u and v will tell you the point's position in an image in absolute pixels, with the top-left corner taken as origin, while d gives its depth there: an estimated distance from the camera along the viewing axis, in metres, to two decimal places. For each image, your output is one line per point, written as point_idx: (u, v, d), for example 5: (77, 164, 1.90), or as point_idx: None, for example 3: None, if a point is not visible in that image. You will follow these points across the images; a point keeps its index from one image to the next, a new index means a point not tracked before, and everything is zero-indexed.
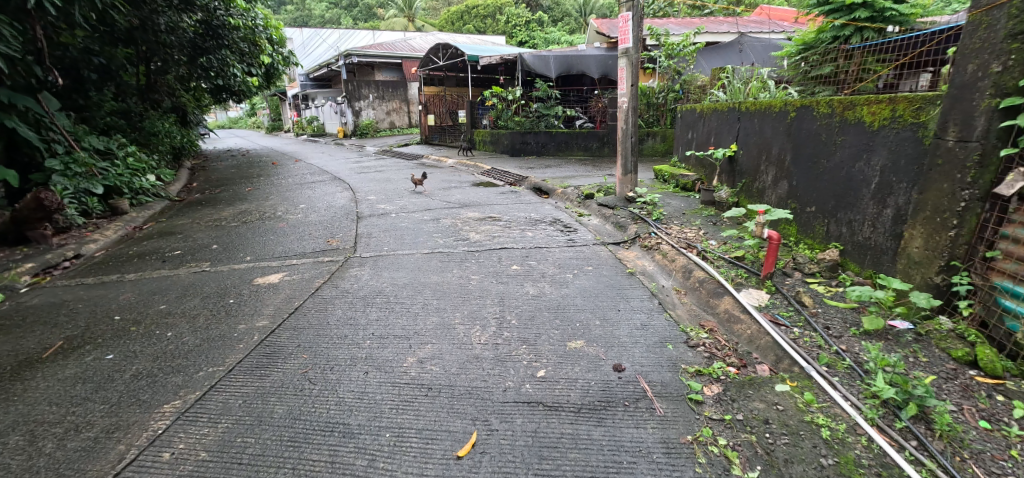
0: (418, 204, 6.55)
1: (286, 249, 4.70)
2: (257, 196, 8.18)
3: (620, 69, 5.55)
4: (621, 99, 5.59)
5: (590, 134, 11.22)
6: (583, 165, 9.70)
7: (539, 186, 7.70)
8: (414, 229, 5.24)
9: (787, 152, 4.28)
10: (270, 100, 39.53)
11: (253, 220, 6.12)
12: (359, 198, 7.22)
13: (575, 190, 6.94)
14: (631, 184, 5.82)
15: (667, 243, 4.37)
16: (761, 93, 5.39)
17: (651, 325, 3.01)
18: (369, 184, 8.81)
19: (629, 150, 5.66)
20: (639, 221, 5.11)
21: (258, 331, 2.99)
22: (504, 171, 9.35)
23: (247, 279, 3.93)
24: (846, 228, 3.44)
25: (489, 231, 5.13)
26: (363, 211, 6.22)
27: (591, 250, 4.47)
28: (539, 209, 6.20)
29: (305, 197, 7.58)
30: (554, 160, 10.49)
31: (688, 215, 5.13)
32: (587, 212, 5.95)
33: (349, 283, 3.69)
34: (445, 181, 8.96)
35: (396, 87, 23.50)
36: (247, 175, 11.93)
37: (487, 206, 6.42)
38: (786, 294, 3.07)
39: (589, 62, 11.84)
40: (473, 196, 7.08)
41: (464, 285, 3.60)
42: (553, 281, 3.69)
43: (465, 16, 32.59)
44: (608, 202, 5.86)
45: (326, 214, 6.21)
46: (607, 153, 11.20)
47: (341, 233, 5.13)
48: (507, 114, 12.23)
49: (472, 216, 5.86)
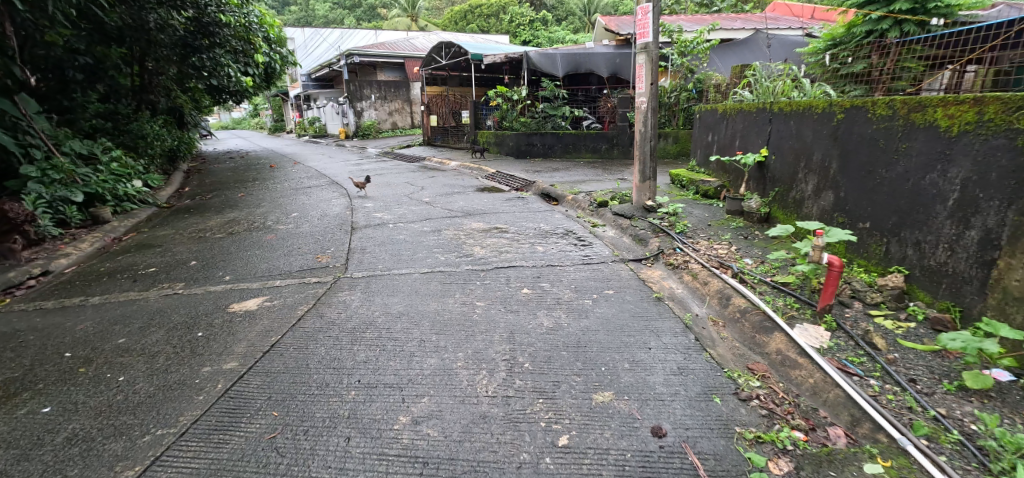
0: (418, 214, 6.06)
1: (269, 267, 4.22)
2: (249, 202, 7.73)
3: (637, 67, 5.05)
4: (639, 99, 5.09)
5: (599, 135, 10.74)
6: (593, 168, 9.21)
7: (548, 192, 7.21)
8: (413, 242, 4.76)
9: (832, 160, 3.81)
10: (272, 100, 39.14)
11: (240, 231, 5.66)
12: (355, 205, 6.76)
13: (587, 196, 6.45)
14: (650, 192, 5.33)
15: (697, 261, 3.87)
16: (794, 93, 4.92)
17: (689, 369, 2.52)
18: (367, 189, 8.34)
19: (648, 155, 5.17)
20: (662, 233, 4.62)
21: (223, 377, 2.53)
22: (510, 174, 8.87)
23: (221, 305, 3.47)
24: (911, 249, 2.96)
25: (494, 245, 4.65)
26: (358, 221, 5.75)
27: (610, 268, 3.99)
28: (549, 218, 5.71)
29: (298, 204, 7.12)
30: (562, 163, 10.00)
31: (715, 228, 4.64)
32: (601, 222, 5.45)
33: (336, 310, 3.22)
34: (447, 185, 8.49)
35: (398, 87, 23.05)
36: (243, 178, 11.48)
37: (492, 215, 5.93)
38: (850, 332, 2.59)
39: (598, 60, 11.34)
40: (477, 204, 6.61)
41: (467, 313, 3.13)
42: (570, 309, 3.21)
43: (469, 16, 32.12)
44: (624, 211, 5.37)
45: (318, 224, 5.74)
46: (617, 155, 10.72)
47: (332, 248, 4.66)
48: (513, 114, 11.75)
49: (476, 227, 5.38)
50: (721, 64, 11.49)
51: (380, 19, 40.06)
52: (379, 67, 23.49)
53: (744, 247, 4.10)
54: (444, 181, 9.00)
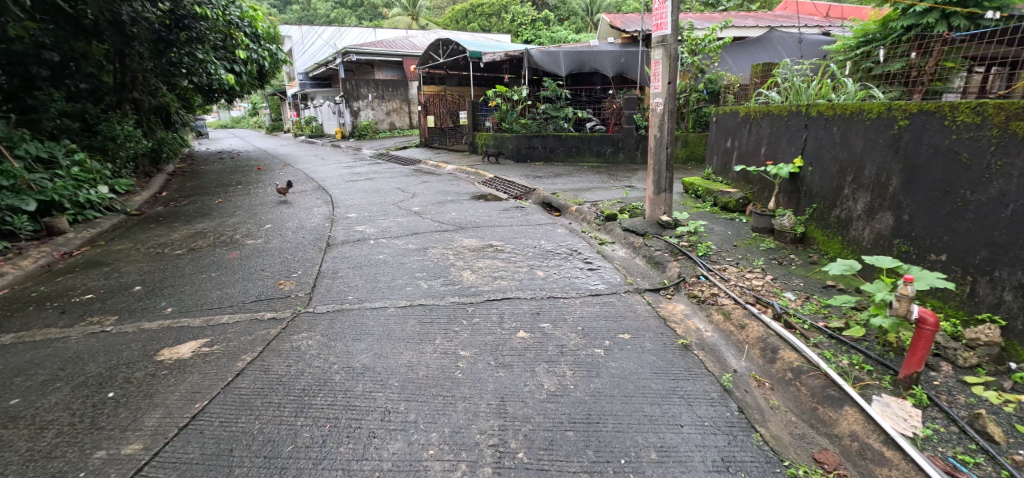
0: (405, 227, 5.43)
1: (223, 296, 3.59)
2: (224, 210, 7.09)
3: (653, 63, 4.42)
4: (654, 100, 4.45)
5: (604, 138, 10.13)
6: (598, 174, 8.58)
7: (549, 201, 6.59)
8: (393, 264, 4.13)
9: (891, 175, 3.23)
10: (269, 99, 38.51)
11: (202, 247, 5.01)
12: (337, 216, 6.14)
13: (594, 207, 5.80)
14: (664, 205, 4.70)
15: (729, 295, 3.24)
16: (830, 96, 4.35)
17: (737, 463, 1.92)
18: (353, 197, 7.70)
19: (665, 163, 4.54)
20: (682, 255, 3.99)
21: (116, 471, 1.92)
22: (509, 181, 8.25)
23: (149, 351, 2.84)
24: (1011, 295, 2.39)
25: (487, 267, 4.00)
26: (336, 236, 5.11)
27: (624, 301, 3.35)
28: (552, 234, 5.07)
29: (275, 214, 6.49)
30: (565, 168, 9.36)
31: (743, 251, 4.02)
32: (610, 239, 4.83)
33: (285, 360, 2.60)
34: (441, 192, 7.85)
35: (396, 86, 22.41)
36: (227, 182, 10.84)
37: (487, 229, 5.29)
38: (949, 412, 2.02)
39: (603, 59, 10.72)
40: (471, 215, 5.98)
41: (447, 367, 2.52)
42: (578, 363, 2.58)
43: (470, 15, 31.48)
44: (636, 227, 4.74)
45: (292, 239, 5.12)
46: (622, 159, 10.14)
47: (299, 271, 4.02)
48: (513, 115, 11.08)
49: (467, 243, 4.74)
50: (733, 64, 10.87)
51: (379, 18, 39.40)
52: (378, 66, 22.98)
53: (782, 277, 3.49)
54: (438, 187, 8.36)
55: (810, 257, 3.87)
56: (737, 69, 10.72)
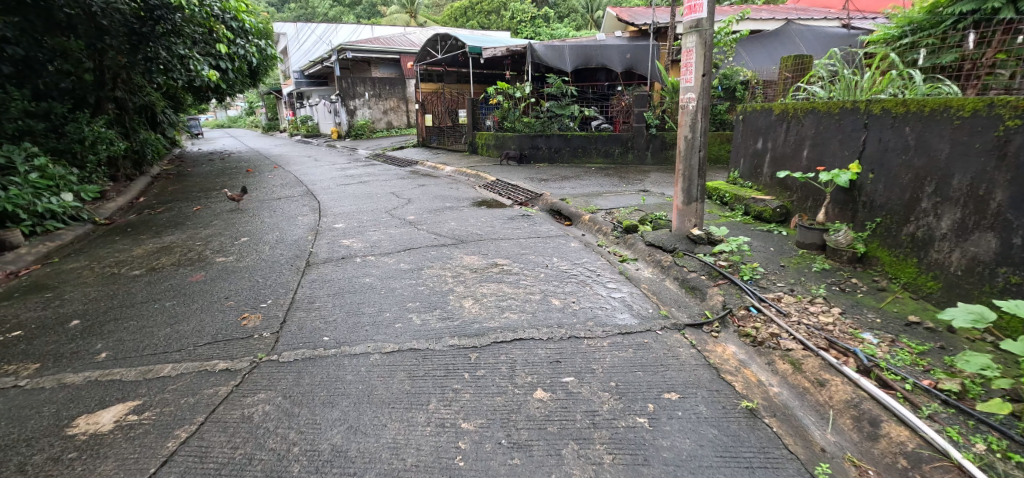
0: (398, 241, 4.79)
1: (171, 336, 2.96)
2: (200, 220, 6.45)
3: (684, 52, 3.77)
4: (685, 95, 3.81)
5: (612, 137, 9.50)
6: (608, 177, 7.95)
7: (559, 209, 5.95)
8: (380, 290, 3.50)
9: (994, 188, 2.63)
10: (265, 98, 37.85)
11: (164, 267, 4.39)
12: (324, 227, 5.50)
13: (609, 217, 5.17)
14: (695, 216, 4.07)
15: (793, 336, 2.62)
16: (891, 90, 3.73)
17: None
18: (343, 203, 7.07)
19: (697, 170, 3.91)
20: (724, 278, 3.37)
21: None
22: (512, 184, 7.63)
23: (62, 422, 2.23)
24: None
25: (492, 294, 3.37)
26: (319, 252, 4.48)
27: (660, 341, 2.73)
28: (564, 249, 4.44)
29: (255, 225, 5.86)
30: (571, 170, 8.74)
31: (794, 275, 3.40)
32: (632, 255, 4.20)
33: (231, 439, 2.00)
34: (439, 198, 7.21)
35: (393, 84, 21.72)
36: (212, 186, 10.22)
37: (490, 242, 4.66)
38: None
39: (611, 54, 10.06)
40: (472, 225, 5.34)
41: (444, 450, 1.91)
42: (615, 440, 1.97)
43: (469, 13, 30.78)
44: (661, 241, 4.11)
45: (267, 256, 4.50)
46: (632, 160, 9.52)
47: (269, 299, 3.40)
48: (515, 114, 10.44)
49: (469, 261, 4.11)
50: (749, 59, 10.24)
51: (377, 14, 38.65)
52: (374, 64, 22.35)
53: (851, 310, 2.86)
54: (435, 192, 7.73)
55: (876, 281, 3.25)
56: (752, 64, 10.12)
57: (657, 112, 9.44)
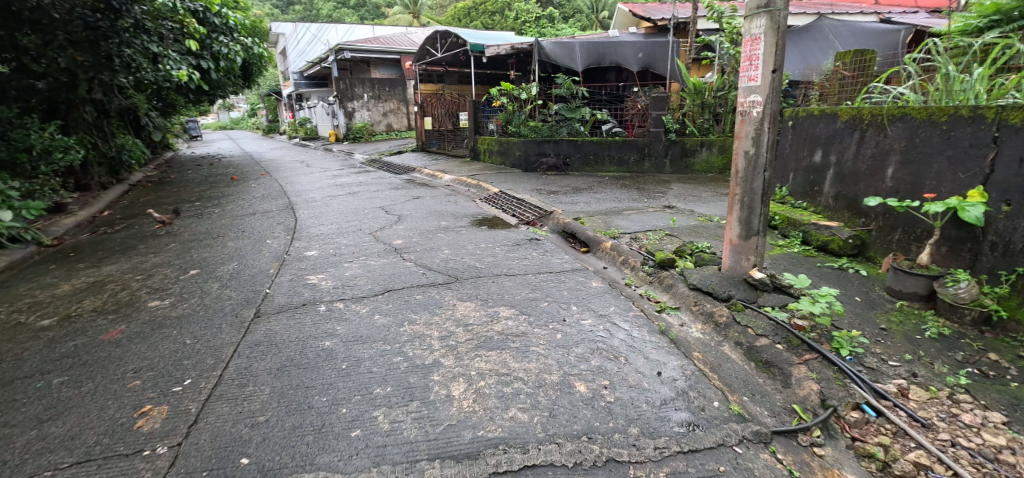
0: (375, 278, 3.90)
1: (26, 451, 2.11)
2: (156, 244, 5.60)
3: (748, 40, 2.83)
4: (748, 98, 2.86)
5: (627, 143, 8.56)
6: (625, 189, 7.03)
7: (571, 231, 5.03)
8: (339, 362, 2.61)
9: None
10: (266, 100, 37.13)
11: (81, 316, 3.54)
12: (293, 256, 4.63)
13: (636, 244, 4.24)
14: (754, 254, 3.11)
15: (951, 471, 1.78)
16: (1020, 93, 2.84)
17: None
18: (324, 221, 6.20)
19: (760, 194, 2.97)
20: (809, 350, 2.45)
21: None
22: (517, 198, 6.74)
23: None
24: None
25: (490, 371, 2.48)
26: (276, 295, 3.60)
27: (743, 470, 1.84)
28: (583, 291, 3.51)
29: (213, 252, 5.00)
30: (583, 180, 7.82)
31: (905, 344, 2.48)
32: (672, 302, 3.28)
33: None
34: (434, 214, 6.33)
35: (393, 85, 20.84)
36: (188, 197, 9.39)
37: (489, 280, 3.75)
38: None
39: (626, 51, 9.10)
40: (470, 254, 4.44)
41: None
42: None
43: (474, 13, 29.88)
44: (709, 285, 3.17)
45: (212, 300, 3.63)
46: (648, 168, 8.60)
47: (186, 378, 2.58)
48: (520, 117, 9.52)
49: (463, 310, 3.22)
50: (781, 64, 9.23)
51: (380, 14, 37.89)
52: (374, 65, 21.56)
53: (1017, 418, 1.96)
54: (429, 207, 6.83)
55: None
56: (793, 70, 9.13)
57: (675, 115, 8.61)
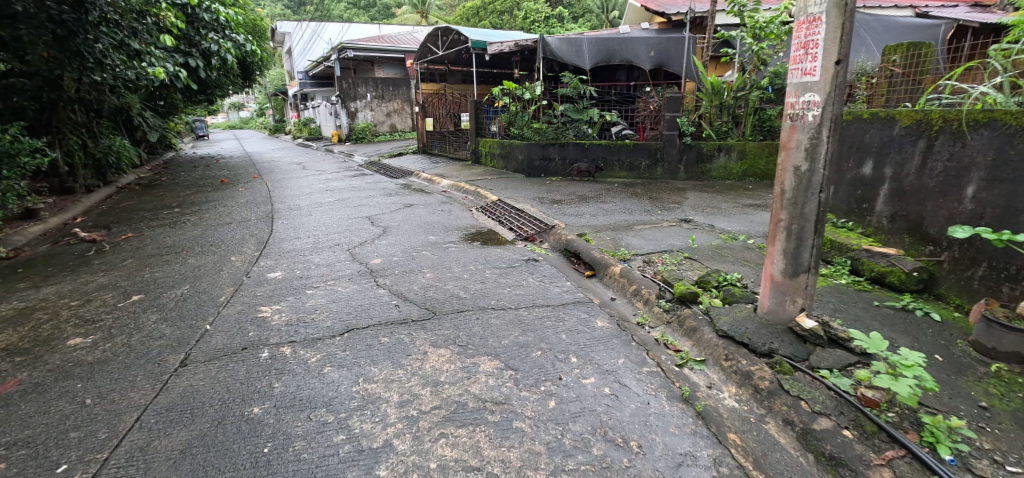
0: (338, 311, 3.29)
1: None
2: (111, 262, 5.08)
3: (800, 24, 2.18)
4: (800, 98, 2.21)
5: (638, 147, 7.89)
6: (636, 197, 6.37)
7: (574, 250, 4.38)
8: (263, 443, 2.00)
9: None
10: (271, 99, 36.76)
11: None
12: (254, 279, 4.05)
13: (650, 270, 3.59)
14: (802, 295, 2.44)
15: None
16: None
17: None
18: (302, 234, 5.62)
19: (813, 220, 2.30)
20: (890, 441, 1.84)
21: None
22: (516, 208, 6.11)
23: None
24: None
25: (456, 465, 1.86)
26: (216, 335, 3.01)
27: None
28: (584, 334, 2.86)
29: (166, 273, 4.44)
30: (590, 187, 7.17)
31: (1020, 434, 1.83)
32: (696, 352, 2.64)
33: None
34: (423, 226, 5.71)
35: (396, 85, 20.27)
36: (169, 204, 8.92)
37: (471, 316, 3.12)
38: None
39: (638, 47, 8.39)
40: (456, 278, 3.82)
41: None
42: None
43: (481, 13, 29.31)
44: (744, 333, 2.52)
45: (141, 338, 3.06)
46: (661, 175, 7.94)
47: (65, 460, 1.99)
48: (523, 118, 8.87)
49: (437, 359, 2.60)
50: None
51: (388, 14, 37.40)
52: (377, 64, 21.02)
53: None
54: (419, 217, 6.21)
55: None
56: None
57: (691, 117, 7.92)
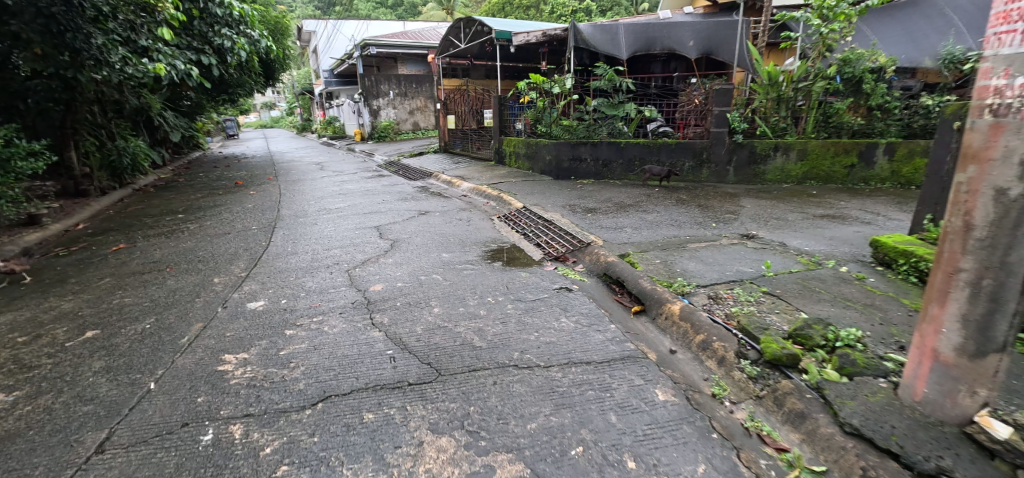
0: (317, 366, 2.58)
1: None
2: (86, 282, 4.64)
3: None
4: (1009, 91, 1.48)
5: (680, 146, 6.99)
6: (682, 206, 5.49)
7: (616, 276, 3.56)
8: None
9: None
10: (299, 98, 36.82)
11: None
12: (229, 313, 3.40)
13: (720, 311, 2.75)
14: (985, 387, 1.63)
15: None
16: None
17: None
18: (299, 248, 4.97)
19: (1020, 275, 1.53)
20: None
21: None
22: (544, 218, 5.32)
23: None
24: None
25: None
26: (157, 405, 2.37)
27: None
28: (640, 415, 2.07)
29: (137, 300, 3.92)
30: (626, 193, 6.33)
31: None
32: (811, 454, 1.83)
33: None
34: (437, 239, 4.98)
35: (419, 82, 19.62)
36: (176, 209, 8.49)
37: (484, 380, 2.36)
38: None
39: (682, 33, 7.38)
40: (468, 316, 3.06)
41: None
42: None
43: (507, 8, 28.47)
44: (888, 437, 1.71)
45: (67, 401, 2.51)
46: (706, 177, 7.01)
47: None
48: (551, 114, 8.05)
49: (437, 458, 1.88)
50: (881, 37, 7.73)
51: (416, 12, 37.04)
52: (401, 60, 20.46)
53: None
54: (434, 227, 5.49)
55: None
56: (892, 45, 7.68)
57: (743, 111, 6.88)
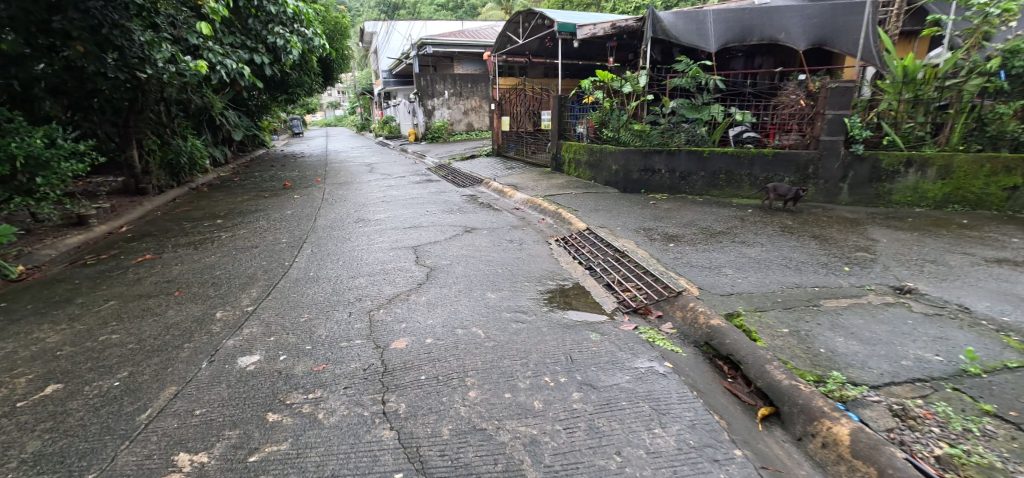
0: None
1: None
2: (90, 304, 4.11)
3: None
4: None
5: (780, 158, 5.78)
6: (792, 237, 4.34)
7: (724, 349, 2.53)
8: None
9: None
10: (359, 98, 37.28)
11: None
12: (208, 376, 2.63)
13: (926, 451, 1.73)
14: None
15: None
16: None
17: None
18: (322, 274, 4.23)
19: None
20: None
21: None
22: (615, 248, 4.31)
23: None
24: None
25: None
26: None
27: None
28: None
29: (124, 340, 3.26)
30: (713, 215, 5.23)
31: None
32: None
33: None
34: (483, 270, 4.08)
35: (475, 82, 18.94)
36: (218, 213, 8.10)
37: None
38: None
39: (786, 20, 6.13)
40: (517, 412, 2.13)
41: None
42: None
43: (568, 6, 27.40)
44: None
45: None
46: (812, 196, 5.76)
47: None
48: (619, 117, 6.96)
49: None
50: None
51: (475, 13, 36.71)
52: (457, 59, 19.88)
53: None
54: (479, 252, 4.61)
55: None
56: None
57: (865, 116, 5.60)
